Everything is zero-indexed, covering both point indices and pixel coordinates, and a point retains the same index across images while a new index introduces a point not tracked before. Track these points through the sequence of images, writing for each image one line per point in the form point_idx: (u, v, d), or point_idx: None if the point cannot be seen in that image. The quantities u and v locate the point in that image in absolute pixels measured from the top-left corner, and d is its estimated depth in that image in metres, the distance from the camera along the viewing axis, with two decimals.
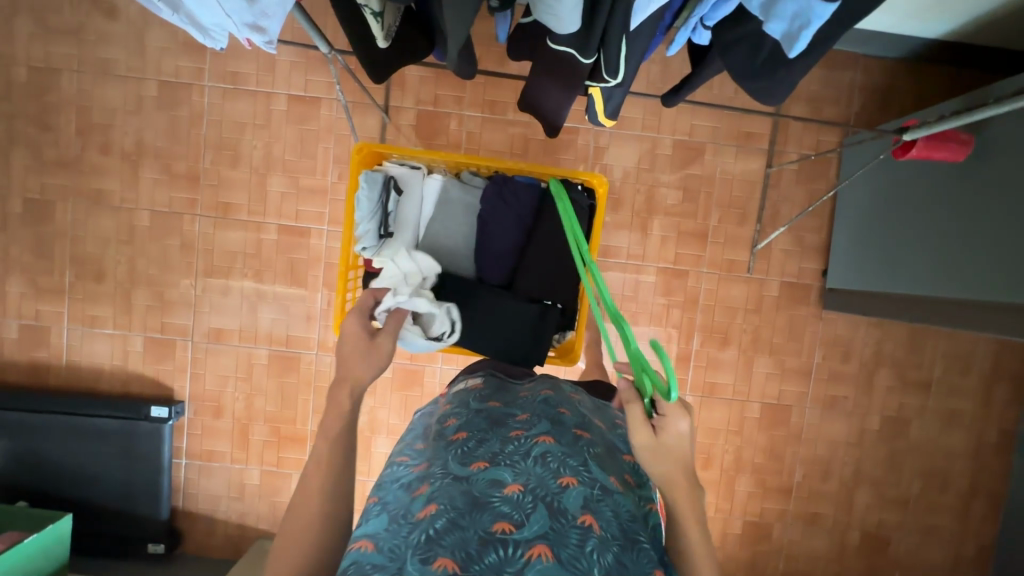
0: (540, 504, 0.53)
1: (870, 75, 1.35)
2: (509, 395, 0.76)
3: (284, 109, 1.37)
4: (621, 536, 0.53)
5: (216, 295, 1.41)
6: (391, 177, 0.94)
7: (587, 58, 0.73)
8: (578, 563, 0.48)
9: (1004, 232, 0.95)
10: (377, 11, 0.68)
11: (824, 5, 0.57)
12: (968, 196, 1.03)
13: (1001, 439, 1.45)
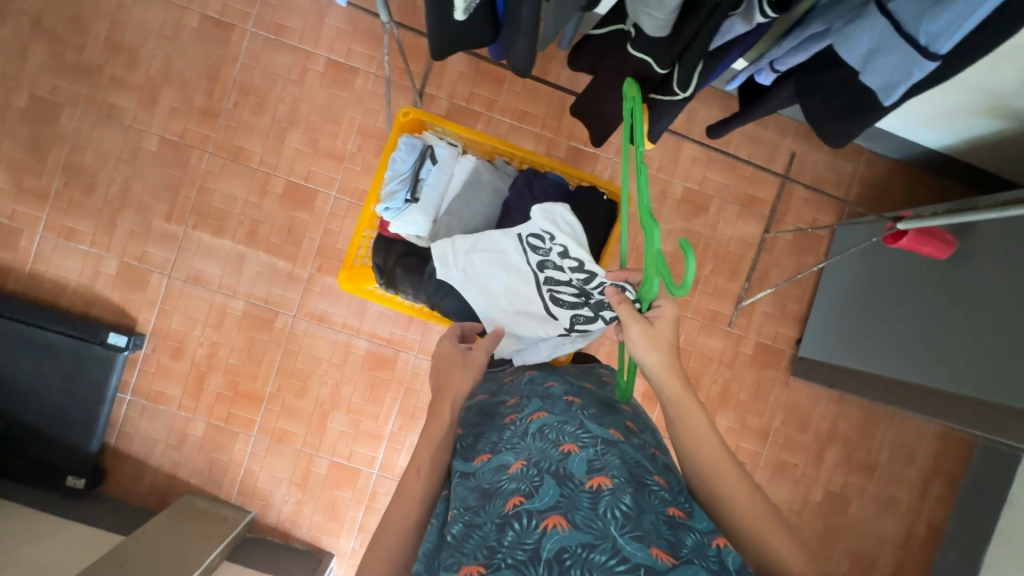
0: (545, 474, 0.55)
1: (871, 169, 1.46)
2: (496, 382, 0.83)
3: (320, 70, 1.38)
4: (631, 481, 0.54)
5: (204, 236, 1.38)
6: (430, 148, 0.95)
7: (661, 68, 0.77)
8: (593, 525, 0.50)
9: (990, 320, 1.00)
10: None
11: (925, 60, 0.62)
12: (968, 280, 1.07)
13: (929, 533, 1.52)
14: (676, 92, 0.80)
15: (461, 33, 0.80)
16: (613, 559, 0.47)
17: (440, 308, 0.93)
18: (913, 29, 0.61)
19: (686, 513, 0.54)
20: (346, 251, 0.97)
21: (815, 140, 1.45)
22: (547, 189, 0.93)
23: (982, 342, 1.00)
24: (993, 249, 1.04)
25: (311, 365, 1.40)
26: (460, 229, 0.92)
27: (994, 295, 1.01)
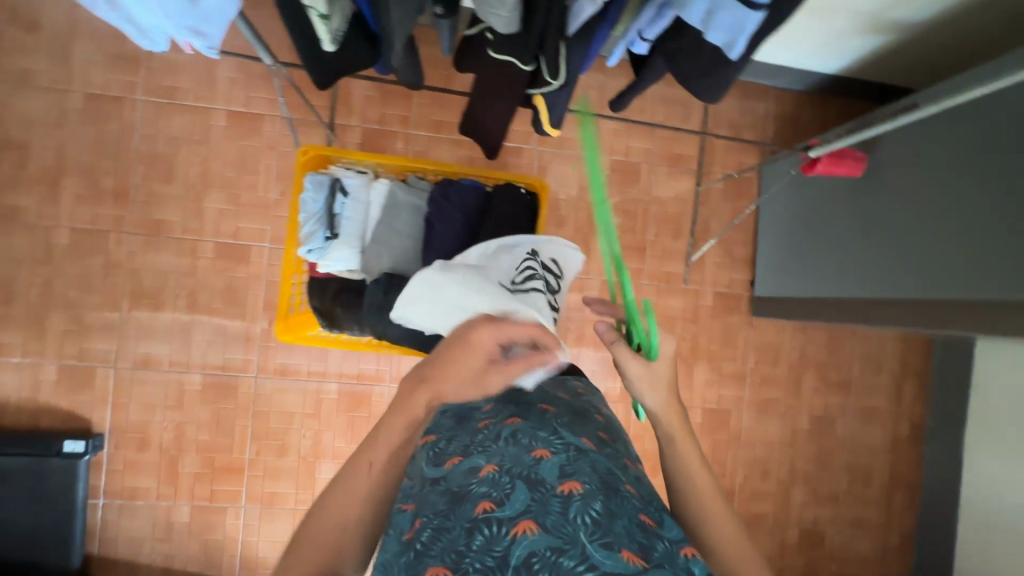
0: (517, 480, 0.52)
1: (781, 105, 1.51)
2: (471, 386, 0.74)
3: (223, 124, 1.34)
4: (604, 486, 0.51)
5: (143, 318, 1.33)
6: (338, 181, 0.94)
7: (526, 65, 0.77)
8: (563, 529, 0.46)
9: (928, 221, 1.03)
10: (323, 13, 0.66)
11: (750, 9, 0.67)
12: (906, 188, 1.09)
13: (913, 431, 1.59)
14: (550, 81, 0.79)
15: (338, 60, 0.79)
16: (580, 565, 0.44)
17: (387, 335, 0.87)
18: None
19: (657, 520, 0.51)
20: (278, 302, 0.95)
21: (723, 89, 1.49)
22: (465, 196, 0.92)
23: (928, 245, 1.03)
24: (922, 155, 1.06)
25: (286, 421, 1.36)
26: (389, 256, 0.90)
27: (926, 197, 1.04)
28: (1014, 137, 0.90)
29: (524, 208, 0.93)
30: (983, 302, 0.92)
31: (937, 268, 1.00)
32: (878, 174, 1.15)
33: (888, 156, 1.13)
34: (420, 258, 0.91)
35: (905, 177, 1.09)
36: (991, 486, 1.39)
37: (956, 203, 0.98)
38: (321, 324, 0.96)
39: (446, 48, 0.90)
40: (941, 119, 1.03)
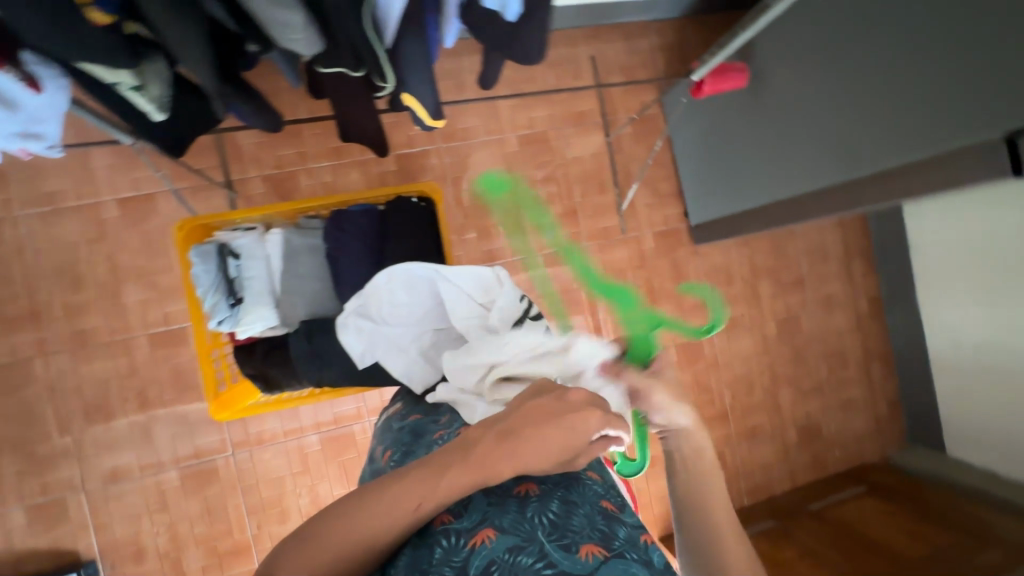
0: (474, 487, 0.53)
1: (663, 36, 1.53)
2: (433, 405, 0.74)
3: (116, 215, 1.27)
4: (562, 480, 0.55)
5: (98, 432, 1.27)
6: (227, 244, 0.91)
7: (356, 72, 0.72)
8: (521, 527, 0.48)
9: (818, 111, 1.06)
10: (135, 86, 0.67)
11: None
12: (785, 85, 1.13)
13: (871, 305, 1.66)
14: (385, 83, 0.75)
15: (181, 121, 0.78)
16: (540, 562, 0.46)
17: (326, 382, 0.87)
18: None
19: (618, 507, 0.55)
20: (205, 383, 0.90)
21: (604, 36, 1.49)
22: (359, 222, 0.90)
23: (825, 133, 1.05)
24: (789, 50, 1.10)
25: (278, 486, 1.33)
26: (304, 302, 0.90)
27: (809, 89, 1.07)
28: (868, 11, 0.93)
29: (420, 216, 0.91)
30: (887, 172, 0.95)
31: (837, 153, 1.04)
32: (766, 79, 1.17)
33: (770, 59, 1.15)
34: (336, 296, 0.91)
35: (784, 76, 1.13)
36: (950, 334, 1.46)
37: (839, 86, 1.01)
38: (260, 390, 0.91)
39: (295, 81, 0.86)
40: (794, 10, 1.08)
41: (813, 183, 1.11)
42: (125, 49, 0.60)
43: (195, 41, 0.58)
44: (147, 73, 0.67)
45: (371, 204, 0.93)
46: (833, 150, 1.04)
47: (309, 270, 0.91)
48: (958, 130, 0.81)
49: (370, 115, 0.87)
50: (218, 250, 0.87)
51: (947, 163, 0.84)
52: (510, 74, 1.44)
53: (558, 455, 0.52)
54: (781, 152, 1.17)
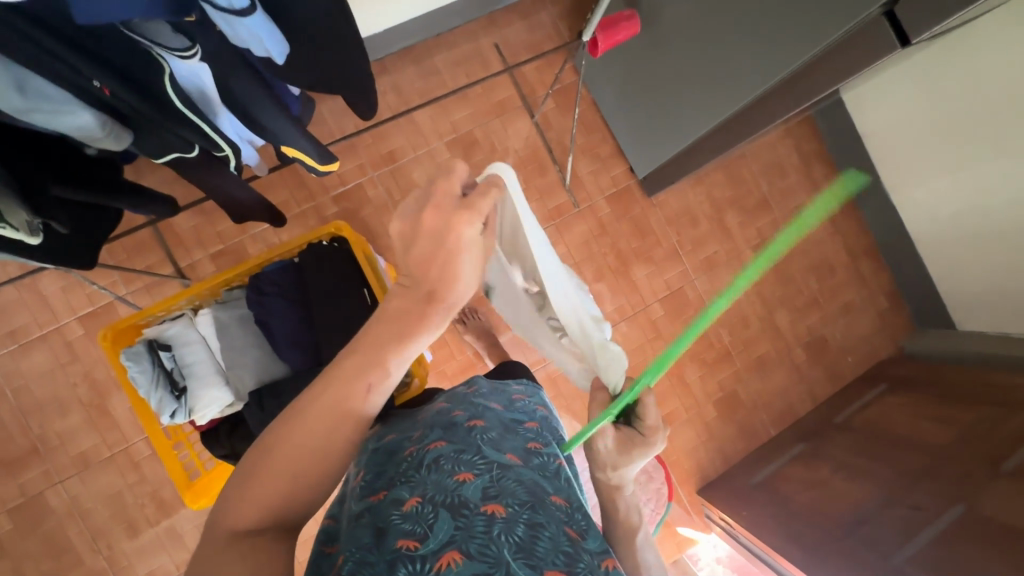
0: (440, 508, 0.53)
1: (560, 4, 1.50)
2: (407, 421, 0.74)
3: (81, 333, 1.29)
4: (529, 500, 0.55)
5: (126, 544, 1.29)
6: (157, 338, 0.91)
7: (190, 151, 0.71)
8: (487, 552, 0.49)
9: (712, 34, 1.02)
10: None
11: (242, 16, 0.54)
12: (677, 18, 1.10)
13: (843, 204, 1.63)
14: (220, 150, 0.75)
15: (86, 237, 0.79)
16: None
17: None
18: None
19: (580, 532, 0.56)
20: (174, 476, 0.89)
21: (502, 22, 1.48)
22: (277, 280, 0.90)
23: (722, 58, 1.02)
24: None
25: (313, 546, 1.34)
26: (251, 373, 0.89)
27: (698, 13, 1.04)
28: None
29: (336, 257, 0.91)
30: (792, 78, 0.91)
31: (737, 73, 1.00)
32: (660, 16, 1.14)
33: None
34: (279, 358, 0.91)
35: (674, 7, 1.09)
36: (924, 211, 1.42)
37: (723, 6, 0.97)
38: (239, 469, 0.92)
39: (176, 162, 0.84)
40: None
41: (725, 111, 1.07)
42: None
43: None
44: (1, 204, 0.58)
45: (285, 260, 0.94)
46: (736, 69, 1.00)
47: (244, 338, 0.91)
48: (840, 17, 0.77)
49: (245, 189, 0.87)
50: (148, 346, 0.88)
51: (839, 53, 0.82)
52: (421, 85, 1.44)
53: (458, 269, 0.52)
54: (689, 89, 1.14)
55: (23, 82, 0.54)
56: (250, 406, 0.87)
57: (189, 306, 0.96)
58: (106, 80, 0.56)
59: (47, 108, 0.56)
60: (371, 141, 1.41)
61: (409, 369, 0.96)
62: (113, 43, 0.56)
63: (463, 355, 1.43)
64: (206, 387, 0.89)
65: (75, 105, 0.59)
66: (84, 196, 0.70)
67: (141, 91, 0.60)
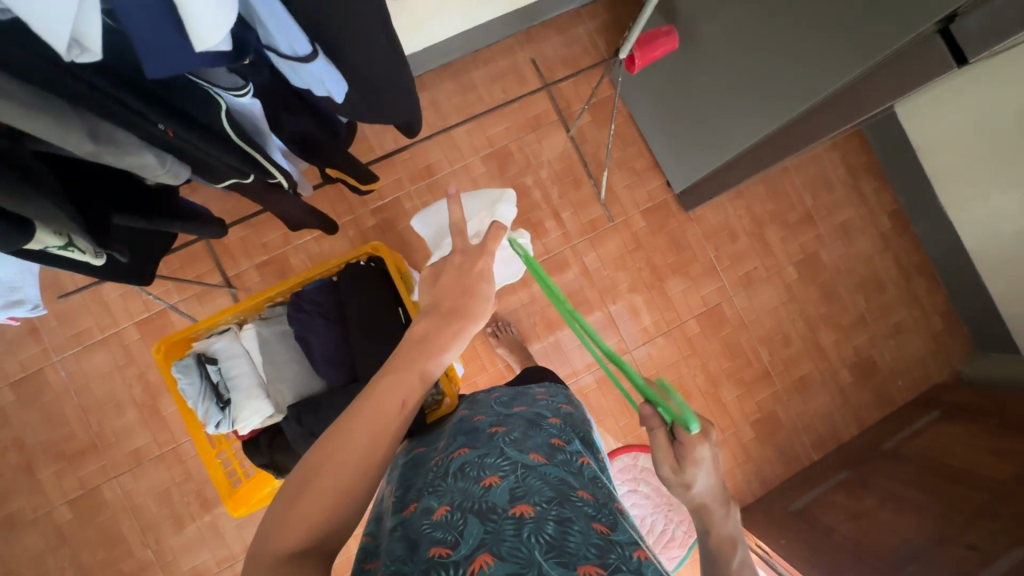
0: (469, 515, 0.54)
1: (597, 17, 1.50)
2: (432, 434, 0.75)
3: (137, 337, 1.37)
4: (555, 496, 0.56)
5: (172, 539, 1.35)
6: (205, 352, 0.95)
7: (246, 177, 0.73)
8: (518, 553, 0.49)
9: (755, 48, 0.99)
10: (63, 243, 0.63)
11: (306, 62, 0.56)
12: (718, 32, 1.08)
13: (894, 219, 1.55)
14: (272, 175, 0.76)
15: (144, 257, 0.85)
16: None
17: None
18: (268, 42, 0.54)
19: (609, 526, 0.55)
20: (217, 483, 0.94)
21: (538, 37, 1.49)
22: (317, 298, 0.94)
23: (765, 72, 0.99)
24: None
25: (345, 551, 1.37)
26: (290, 387, 0.94)
27: (740, 26, 1.01)
28: None
29: (372, 276, 0.94)
30: (839, 93, 0.88)
31: (782, 89, 0.97)
32: (699, 29, 1.12)
33: (699, 6, 1.11)
34: (316, 373, 0.94)
35: (715, 20, 1.07)
36: (985, 229, 1.34)
37: (769, 18, 0.94)
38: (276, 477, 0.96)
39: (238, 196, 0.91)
40: None
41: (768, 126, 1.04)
42: (24, 224, 0.57)
43: (58, 210, 0.58)
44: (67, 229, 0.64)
45: (325, 279, 0.98)
46: (780, 83, 0.96)
47: (285, 354, 0.96)
48: (890, 34, 0.74)
49: (290, 206, 0.91)
50: (197, 359, 0.93)
51: (889, 71, 0.78)
52: (458, 101, 1.46)
53: (480, 287, 0.66)
54: (730, 103, 1.11)
55: (95, 129, 0.55)
56: (290, 419, 0.89)
57: (234, 321, 1.00)
58: (170, 123, 0.58)
59: (114, 150, 0.58)
60: (408, 156, 1.44)
61: (441, 389, 0.97)
62: (173, 88, 0.58)
63: (494, 367, 1.44)
64: (248, 399, 0.93)
65: (137, 145, 0.61)
66: (142, 223, 0.75)
67: (204, 132, 0.62)
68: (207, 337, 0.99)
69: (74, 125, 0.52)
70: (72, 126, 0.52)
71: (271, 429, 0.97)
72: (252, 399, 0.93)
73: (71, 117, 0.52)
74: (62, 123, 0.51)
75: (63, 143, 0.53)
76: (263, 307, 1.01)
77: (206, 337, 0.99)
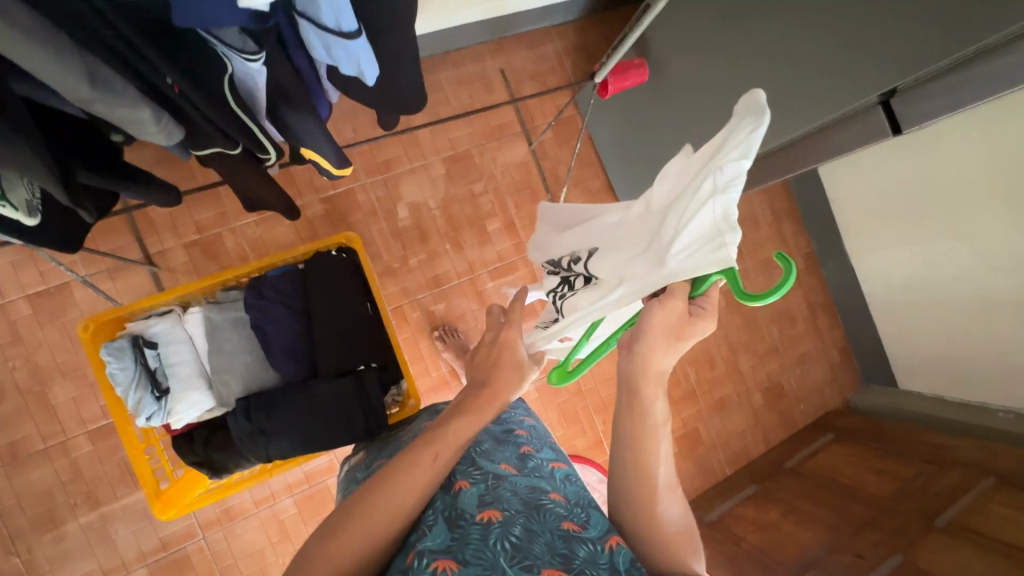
0: (439, 519, 0.57)
1: (566, 39, 1.56)
2: (393, 444, 0.77)
3: (28, 313, 1.19)
4: (524, 508, 0.57)
5: (48, 548, 1.18)
6: (140, 336, 0.86)
7: (234, 148, 0.70)
8: (482, 556, 0.52)
9: (718, 92, 1.08)
10: None
11: (349, 40, 0.57)
12: (682, 71, 1.16)
13: (806, 262, 1.75)
14: (265, 151, 0.74)
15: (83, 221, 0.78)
16: None
17: (274, 456, 0.83)
18: (314, 15, 0.55)
19: (581, 524, 0.56)
20: (143, 482, 0.86)
21: (509, 48, 1.51)
22: (280, 286, 0.88)
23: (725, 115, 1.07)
24: (679, 40, 1.14)
25: (257, 562, 1.26)
26: (238, 380, 0.87)
27: (705, 70, 1.10)
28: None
29: (345, 271, 0.90)
30: (789, 144, 0.98)
31: None
32: (667, 68, 1.20)
33: (668, 45, 1.18)
34: (270, 365, 0.89)
35: (681, 60, 1.15)
36: (879, 276, 1.54)
37: (731, 70, 1.03)
38: (209, 477, 0.89)
39: (182, 153, 0.78)
40: (674, 8, 1.13)
41: None
42: None
43: (36, 158, 0.54)
44: (3, 180, 0.60)
45: (290, 266, 0.92)
46: None
47: (236, 344, 0.89)
48: (841, 99, 0.83)
49: (255, 187, 0.85)
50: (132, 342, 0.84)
51: (837, 131, 0.88)
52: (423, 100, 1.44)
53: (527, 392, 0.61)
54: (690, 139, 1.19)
55: (96, 73, 0.52)
56: (238, 415, 0.83)
57: (179, 303, 0.92)
58: (178, 76, 0.55)
59: (109, 99, 0.55)
60: (366, 148, 1.39)
61: (405, 390, 0.94)
62: (181, 44, 0.55)
63: (437, 371, 1.42)
64: (187, 390, 0.86)
65: (135, 96, 0.57)
66: (100, 181, 0.71)
67: (211, 94, 0.59)
68: (144, 318, 0.89)
69: (74, 65, 0.50)
70: (72, 65, 0.50)
71: (208, 424, 0.89)
72: (190, 391, 0.86)
73: (72, 54, 0.50)
74: (62, 59, 0.49)
75: (56, 82, 0.50)
76: (216, 290, 0.93)
77: (143, 318, 0.89)
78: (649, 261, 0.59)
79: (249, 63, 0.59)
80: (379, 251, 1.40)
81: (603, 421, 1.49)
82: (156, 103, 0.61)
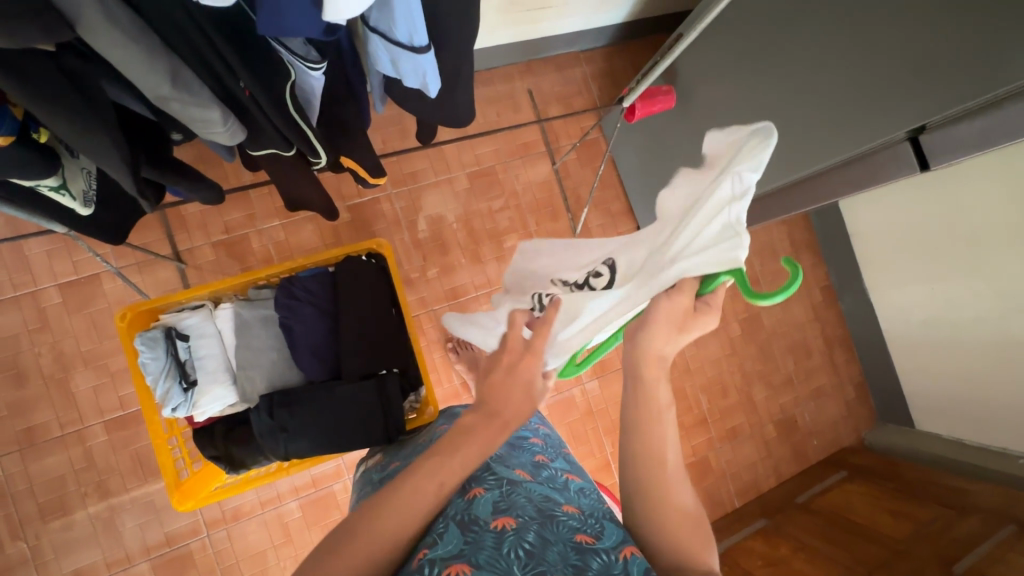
0: (450, 524, 0.57)
1: (593, 64, 1.59)
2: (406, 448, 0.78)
3: (58, 301, 1.22)
4: (538, 515, 0.57)
5: (56, 535, 1.19)
6: (173, 327, 0.89)
7: (289, 150, 0.72)
8: (497, 562, 0.52)
9: (745, 121, 1.10)
10: (56, 185, 0.64)
11: (418, 54, 0.60)
12: (709, 100, 1.18)
13: (824, 295, 1.74)
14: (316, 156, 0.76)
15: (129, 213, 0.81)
16: None
17: (292, 455, 0.84)
18: (387, 29, 0.58)
19: (594, 536, 0.56)
20: (163, 472, 0.87)
21: (538, 70, 1.55)
22: (309, 286, 0.90)
23: None
24: (708, 69, 1.16)
25: (258, 563, 1.25)
26: (262, 377, 0.88)
27: (733, 100, 1.12)
28: (774, 30, 0.98)
29: (372, 275, 0.91)
30: (815, 175, 0.99)
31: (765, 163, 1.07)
32: (694, 97, 1.23)
33: (697, 75, 1.21)
34: (294, 363, 0.90)
35: (709, 89, 1.18)
36: (898, 312, 1.52)
37: (758, 101, 1.05)
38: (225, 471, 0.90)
39: (228, 154, 0.84)
40: (704, 39, 1.16)
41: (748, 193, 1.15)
42: (47, 161, 0.60)
43: (113, 148, 0.58)
44: (66, 172, 0.65)
45: (321, 268, 0.94)
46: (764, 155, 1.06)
47: (263, 341, 0.90)
48: (868, 134, 0.84)
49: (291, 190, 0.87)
50: (166, 333, 0.87)
51: (864, 166, 0.88)
52: None
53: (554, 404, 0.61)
54: None
55: (177, 72, 0.56)
56: (259, 411, 0.85)
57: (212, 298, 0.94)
58: (251, 82, 0.57)
59: (185, 98, 0.58)
60: (394, 159, 1.42)
61: (424, 397, 0.95)
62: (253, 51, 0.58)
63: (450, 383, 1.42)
64: (213, 383, 0.87)
65: (207, 97, 0.60)
66: (156, 175, 0.74)
67: (276, 101, 0.62)
68: (177, 310, 0.92)
69: (159, 65, 0.54)
70: (158, 65, 0.54)
71: (230, 419, 0.91)
72: (215, 385, 0.88)
73: (160, 57, 0.54)
74: (150, 57, 0.53)
75: (141, 79, 0.54)
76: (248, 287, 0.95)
77: (176, 310, 0.92)
78: (647, 271, 0.58)
79: (310, 71, 0.63)
80: (400, 260, 1.42)
81: (613, 442, 1.48)
82: (226, 105, 0.64)
